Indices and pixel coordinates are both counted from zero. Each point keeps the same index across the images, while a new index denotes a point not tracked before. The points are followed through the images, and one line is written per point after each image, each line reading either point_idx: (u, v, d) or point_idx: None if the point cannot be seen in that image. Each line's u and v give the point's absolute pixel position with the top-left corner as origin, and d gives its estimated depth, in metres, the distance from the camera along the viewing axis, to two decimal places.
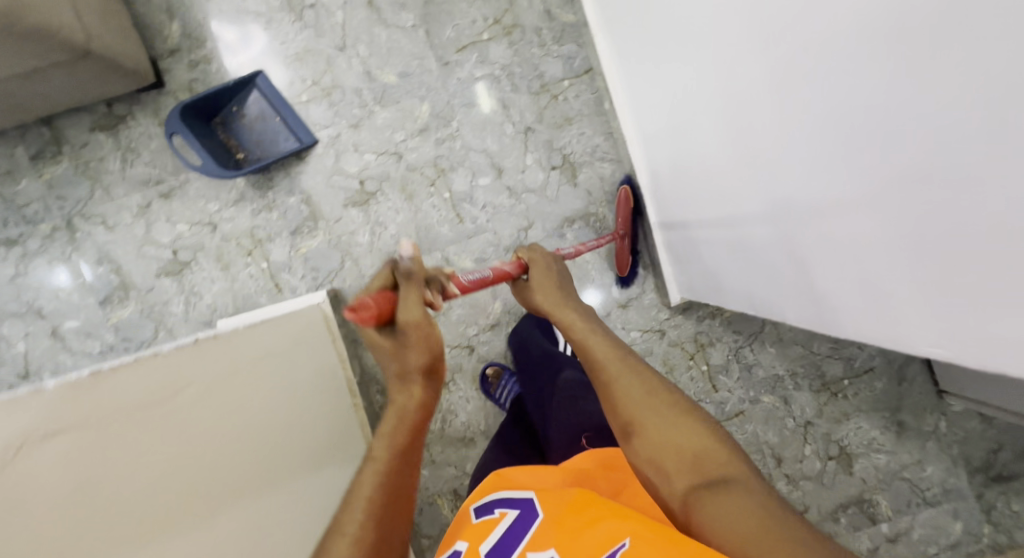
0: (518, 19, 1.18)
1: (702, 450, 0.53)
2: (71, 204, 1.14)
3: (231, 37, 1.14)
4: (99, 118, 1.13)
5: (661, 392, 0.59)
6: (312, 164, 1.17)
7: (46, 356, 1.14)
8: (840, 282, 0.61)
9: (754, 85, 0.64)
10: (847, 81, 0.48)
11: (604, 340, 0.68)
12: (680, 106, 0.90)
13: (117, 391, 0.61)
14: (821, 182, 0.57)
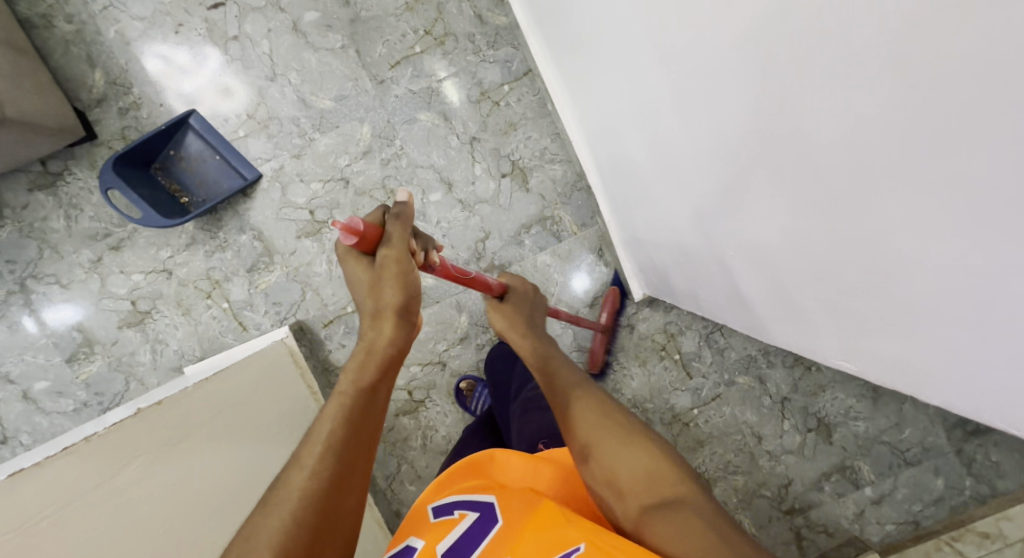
0: (449, 27, 1.15)
1: (655, 473, 0.52)
2: (22, 267, 1.13)
3: (185, 59, 1.11)
4: (34, 177, 1.11)
5: (615, 416, 0.59)
6: (258, 199, 1.16)
7: (22, 419, 1.14)
8: (779, 276, 0.62)
9: (666, 90, 0.64)
10: (747, 90, 0.47)
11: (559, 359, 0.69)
12: (607, 107, 0.89)
13: (42, 489, 0.55)
14: (737, 182, 0.58)
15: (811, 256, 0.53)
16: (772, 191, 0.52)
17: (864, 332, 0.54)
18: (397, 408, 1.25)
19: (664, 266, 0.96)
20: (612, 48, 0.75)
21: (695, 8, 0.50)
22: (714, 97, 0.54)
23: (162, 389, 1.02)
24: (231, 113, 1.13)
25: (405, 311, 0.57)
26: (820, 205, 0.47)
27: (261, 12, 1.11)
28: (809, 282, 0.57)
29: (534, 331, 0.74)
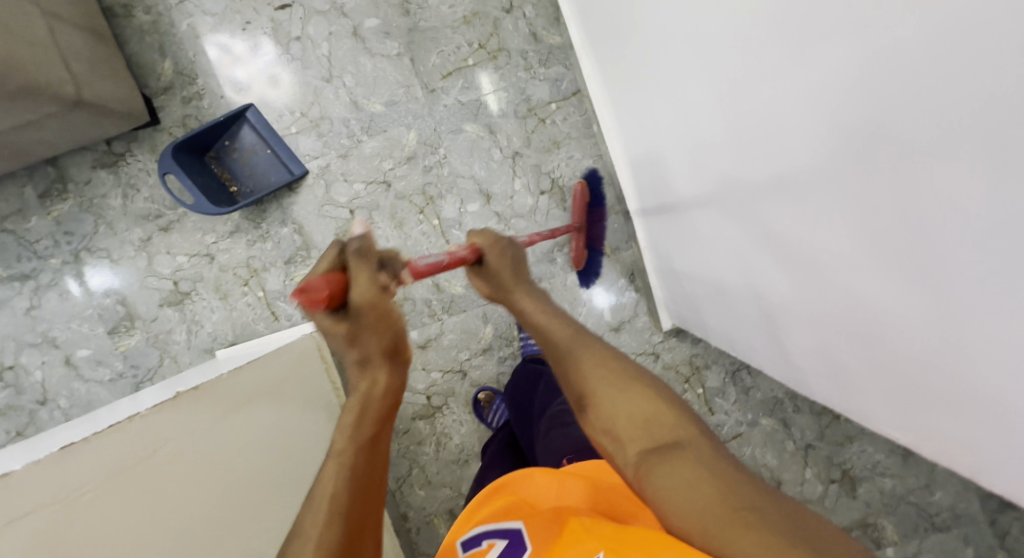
0: (503, 43, 1.16)
1: (654, 417, 0.51)
2: (78, 239, 1.19)
3: (241, 50, 1.16)
4: (99, 156, 1.17)
5: (613, 364, 0.57)
6: (303, 195, 1.19)
7: (62, 383, 1.20)
8: (825, 332, 0.61)
9: (723, 133, 0.63)
10: (813, 148, 0.47)
11: (551, 313, 0.66)
12: (657, 140, 0.89)
13: (85, 466, 0.57)
14: (788, 231, 0.57)
15: (861, 316, 0.52)
16: (828, 250, 0.52)
17: (913, 400, 0.53)
18: (414, 411, 1.26)
19: (700, 301, 0.95)
20: (670, 85, 0.75)
21: (767, 61, 0.49)
22: (775, 149, 0.53)
23: (194, 370, 1.06)
24: (281, 105, 1.17)
25: (396, 352, 0.53)
26: (877, 273, 0.46)
27: (325, 16, 1.15)
28: (855, 340, 0.56)
29: (520, 281, 0.70)
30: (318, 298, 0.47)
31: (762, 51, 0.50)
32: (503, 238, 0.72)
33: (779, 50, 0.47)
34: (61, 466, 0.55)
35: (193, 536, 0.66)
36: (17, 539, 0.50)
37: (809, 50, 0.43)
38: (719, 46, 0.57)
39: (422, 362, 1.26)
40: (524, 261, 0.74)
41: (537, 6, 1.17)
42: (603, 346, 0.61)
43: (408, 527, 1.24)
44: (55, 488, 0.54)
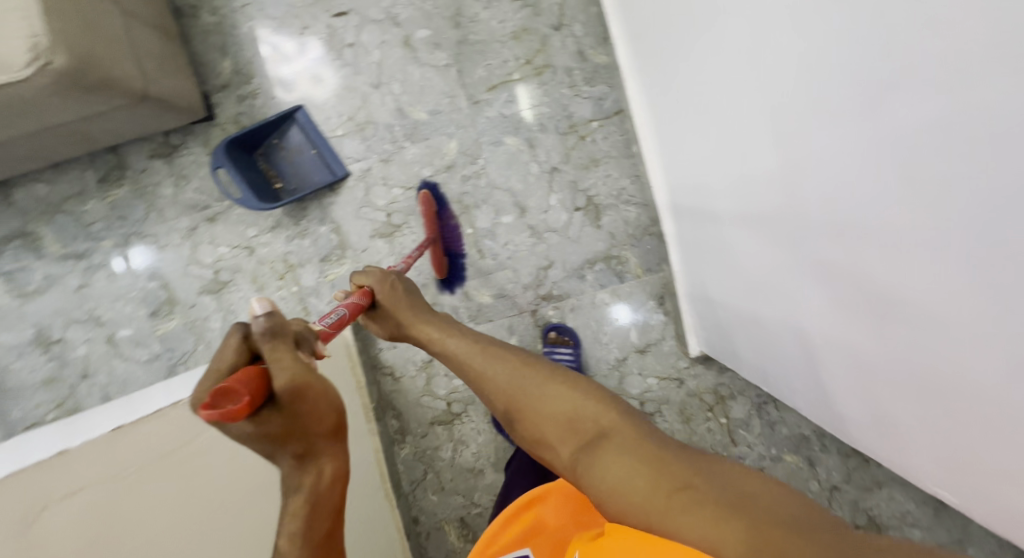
0: (550, 59, 1.18)
1: (576, 413, 0.54)
2: (130, 224, 1.24)
3: (288, 48, 1.20)
4: (156, 146, 1.23)
5: (530, 367, 0.61)
6: (343, 196, 1.22)
7: (102, 360, 1.25)
8: (872, 377, 0.60)
9: (780, 168, 0.64)
10: (880, 191, 0.47)
11: (457, 339, 0.67)
12: (703, 169, 0.89)
13: (132, 445, 0.60)
14: (842, 272, 0.57)
15: (916, 365, 0.51)
16: (884, 294, 0.51)
17: (963, 455, 0.51)
18: (433, 416, 1.27)
19: (733, 331, 0.94)
20: (724, 117, 0.75)
21: (835, 103, 0.50)
22: (836, 189, 0.54)
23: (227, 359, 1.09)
24: (319, 99, 1.20)
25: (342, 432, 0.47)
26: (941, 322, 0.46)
27: (379, 25, 1.19)
28: (903, 388, 0.55)
29: (417, 312, 0.73)
30: (243, 408, 0.38)
31: (831, 92, 0.50)
32: (389, 278, 0.75)
33: (849, 93, 0.48)
34: (105, 451, 0.58)
35: (230, 522, 0.67)
36: (56, 521, 0.51)
37: (881, 98, 0.44)
38: (783, 84, 0.58)
39: (444, 368, 1.27)
40: (417, 292, 0.77)
41: (586, 25, 1.18)
42: (516, 353, 0.64)
43: (418, 532, 1.25)
44: (97, 474, 0.56)
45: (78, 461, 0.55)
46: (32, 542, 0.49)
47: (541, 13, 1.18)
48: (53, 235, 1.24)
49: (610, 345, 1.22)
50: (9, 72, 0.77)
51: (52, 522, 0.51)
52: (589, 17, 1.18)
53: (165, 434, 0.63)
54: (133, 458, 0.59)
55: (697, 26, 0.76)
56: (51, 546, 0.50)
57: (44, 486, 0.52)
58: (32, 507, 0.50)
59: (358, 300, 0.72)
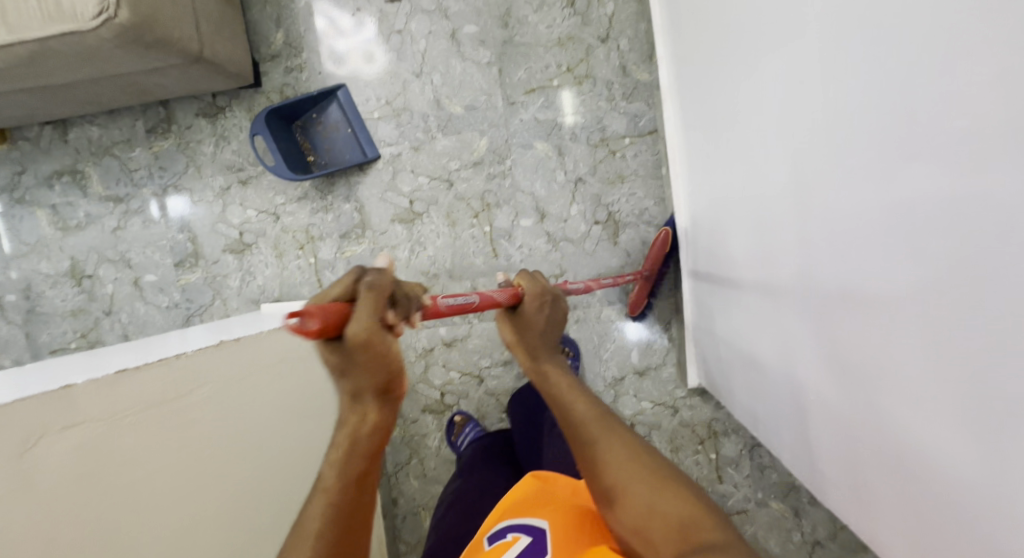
0: (592, 70, 1.17)
1: (689, 517, 0.48)
2: (169, 175, 1.30)
3: (345, 24, 1.22)
4: (204, 106, 1.28)
5: (640, 450, 0.55)
6: (371, 176, 1.25)
7: (128, 300, 1.33)
8: (851, 445, 0.60)
9: (796, 220, 0.63)
10: (889, 261, 0.47)
11: (583, 396, 0.60)
12: (724, 206, 0.88)
13: (137, 388, 0.63)
14: (843, 337, 0.57)
15: (896, 441, 0.51)
16: (879, 367, 0.51)
17: (920, 525, 0.51)
18: (426, 404, 1.29)
19: (733, 369, 0.93)
20: (752, 157, 0.75)
21: (859, 166, 0.49)
22: (847, 251, 0.53)
23: (235, 320, 1.14)
24: (367, 76, 1.23)
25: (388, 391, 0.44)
26: (932, 404, 0.45)
27: (428, 15, 1.20)
28: (876, 449, 0.55)
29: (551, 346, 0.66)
30: (312, 332, 0.36)
31: (855, 151, 0.50)
32: (551, 296, 0.66)
33: (869, 158, 0.47)
34: (114, 389, 0.60)
35: (202, 473, 0.70)
36: (55, 451, 0.53)
37: (898, 168, 0.44)
38: (811, 137, 0.57)
39: (443, 359, 1.29)
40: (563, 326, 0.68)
41: (633, 40, 1.16)
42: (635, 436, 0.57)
43: (395, 512, 1.28)
44: (101, 410, 0.58)
45: (89, 394, 0.58)
46: (32, 465, 0.51)
47: (590, 22, 1.17)
48: (99, 177, 1.32)
49: (609, 362, 1.22)
50: (78, 22, 0.83)
51: (52, 451, 0.53)
52: (637, 32, 1.16)
53: (164, 382, 0.66)
54: (134, 401, 0.62)
55: (737, 62, 0.75)
56: (46, 472, 0.52)
57: (54, 411, 0.54)
58: (33, 434, 0.52)
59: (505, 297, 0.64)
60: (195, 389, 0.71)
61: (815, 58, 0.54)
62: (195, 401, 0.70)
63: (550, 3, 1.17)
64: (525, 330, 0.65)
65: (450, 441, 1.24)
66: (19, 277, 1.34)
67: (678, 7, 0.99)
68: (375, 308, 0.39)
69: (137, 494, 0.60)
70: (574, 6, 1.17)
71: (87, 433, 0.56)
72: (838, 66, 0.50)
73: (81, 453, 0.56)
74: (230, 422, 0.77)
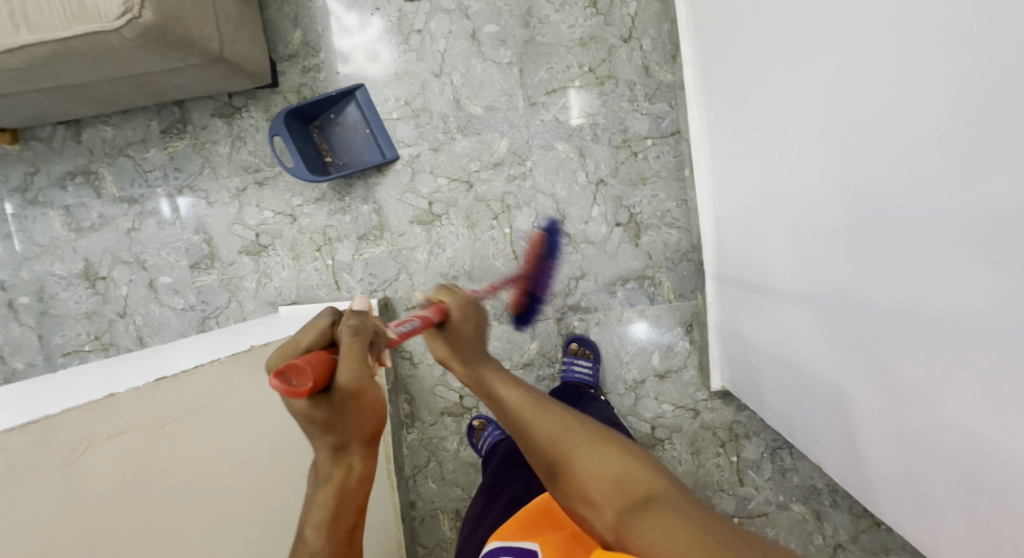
0: (614, 71, 1.16)
1: (631, 481, 0.52)
2: (185, 176, 1.29)
3: (349, 22, 1.21)
4: (219, 106, 1.26)
5: (583, 429, 0.59)
6: (389, 178, 1.24)
7: (142, 301, 1.32)
8: (919, 462, 0.56)
9: (844, 226, 0.61)
10: (962, 274, 0.44)
11: (518, 388, 0.64)
12: (756, 208, 0.87)
13: (171, 397, 0.61)
14: (895, 344, 0.56)
15: (972, 461, 0.48)
16: (935, 376, 0.50)
17: (983, 534, 0.50)
18: (444, 407, 1.28)
19: (764, 374, 0.92)
20: (790, 160, 0.72)
21: (912, 174, 0.48)
22: (908, 261, 0.51)
23: (255, 323, 1.13)
24: (370, 72, 1.22)
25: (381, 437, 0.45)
26: (1008, 425, 0.43)
27: (448, 15, 1.18)
28: (931, 457, 0.54)
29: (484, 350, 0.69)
30: (308, 390, 0.37)
31: (906, 159, 0.48)
32: (474, 306, 0.70)
33: (934, 166, 0.45)
34: (154, 396, 0.59)
35: (237, 481, 0.69)
36: (100, 462, 0.52)
37: (963, 181, 0.42)
38: (857, 141, 0.56)
39: None
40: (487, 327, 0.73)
41: (656, 40, 1.15)
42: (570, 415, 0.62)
43: (413, 516, 1.28)
44: (143, 418, 0.57)
45: (131, 403, 0.57)
46: (77, 479, 0.50)
47: (613, 22, 1.15)
48: (113, 177, 1.30)
49: (630, 364, 1.21)
50: (101, 22, 0.82)
51: (98, 462, 0.52)
52: (660, 32, 1.15)
53: (200, 389, 0.65)
54: (173, 408, 0.61)
55: (773, 64, 0.73)
56: (91, 486, 0.51)
57: (98, 420, 0.53)
58: (79, 444, 0.51)
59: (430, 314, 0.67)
60: (229, 395, 0.70)
61: (864, 62, 0.52)
62: (230, 409, 0.69)
63: (572, 2, 1.16)
64: (454, 337, 0.68)
65: (472, 444, 1.24)
66: (32, 278, 1.33)
67: (704, 7, 0.97)
68: (362, 356, 0.42)
69: (180, 503, 0.60)
70: (596, 6, 1.15)
71: (131, 442, 0.56)
72: (890, 71, 0.48)
73: (126, 462, 0.55)
74: (264, 430, 0.75)
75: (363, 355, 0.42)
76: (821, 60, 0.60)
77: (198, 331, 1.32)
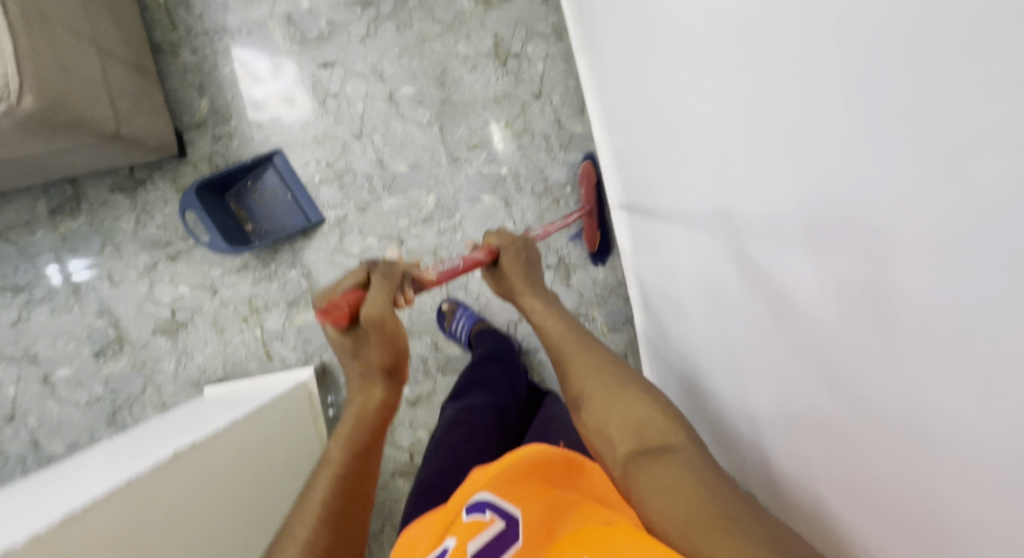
0: (529, 125, 1.22)
1: (644, 420, 0.54)
2: (82, 257, 1.18)
3: (261, 69, 1.19)
4: (119, 180, 1.18)
5: (619, 372, 0.61)
6: (316, 241, 1.21)
7: (35, 401, 1.18)
8: (791, 457, 0.53)
9: (710, 215, 0.61)
10: (781, 241, 0.44)
11: (565, 326, 0.71)
12: (659, 228, 0.89)
13: (83, 534, 0.56)
14: (752, 328, 0.56)
15: (819, 436, 0.46)
16: (779, 353, 0.50)
17: (838, 520, 0.47)
18: (395, 467, 1.24)
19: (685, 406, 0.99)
20: (671, 165, 0.74)
21: (739, 159, 0.49)
22: (751, 239, 0.50)
23: (180, 412, 1.05)
24: (294, 123, 1.20)
25: (391, 372, 0.68)
26: (823, 388, 0.43)
27: (363, 78, 1.20)
28: (792, 445, 0.52)
29: (531, 287, 0.78)
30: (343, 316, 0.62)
31: (734, 144, 0.49)
32: (520, 244, 0.80)
33: (768, 152, 0.43)
34: (65, 538, 0.54)
35: None
36: None
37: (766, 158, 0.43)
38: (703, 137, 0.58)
39: (409, 419, 1.24)
40: (539, 267, 0.82)
41: (564, 96, 1.22)
42: (610, 358, 0.64)
43: None
44: None
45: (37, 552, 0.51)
46: None
47: (523, 81, 1.21)
48: None
49: None
50: None
51: None
52: (568, 88, 1.22)
53: (116, 518, 0.60)
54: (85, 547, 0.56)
55: (645, 77, 0.76)
56: None
57: None
58: None
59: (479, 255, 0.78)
60: (149, 514, 0.65)
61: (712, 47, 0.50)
62: (150, 529, 0.65)
63: (483, 63, 1.21)
64: (506, 277, 0.79)
65: None
66: None
67: (592, 37, 1.02)
68: (376, 299, 0.62)
69: None
70: (506, 66, 1.21)
71: None
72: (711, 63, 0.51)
73: None
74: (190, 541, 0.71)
75: (375, 299, 0.62)
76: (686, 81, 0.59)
77: (107, 425, 1.20)
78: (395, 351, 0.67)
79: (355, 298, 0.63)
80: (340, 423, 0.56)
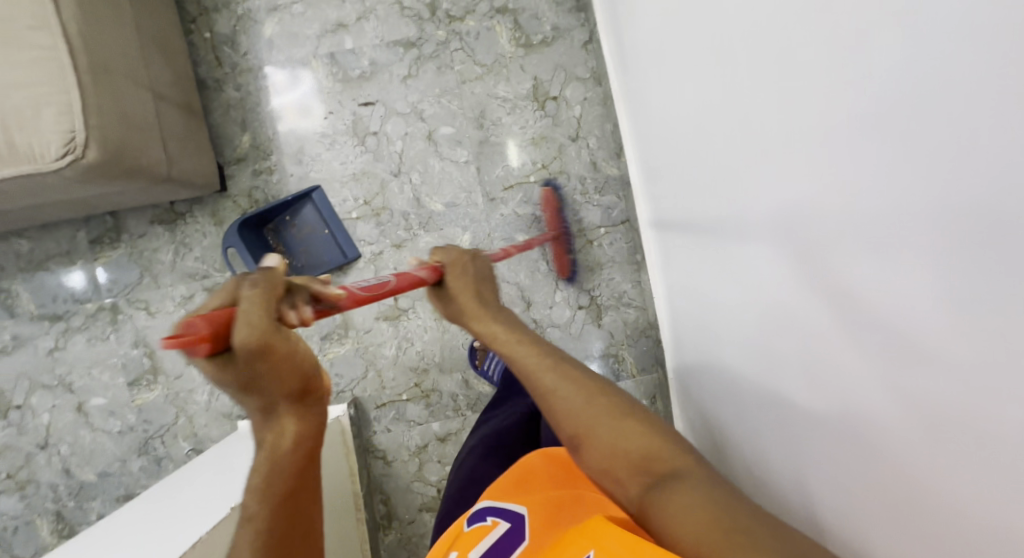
0: (565, 167, 1.23)
1: (648, 448, 0.51)
2: (120, 288, 1.19)
3: (280, 80, 1.21)
4: (160, 213, 1.19)
5: (603, 394, 0.57)
6: (352, 276, 1.22)
7: (68, 429, 1.19)
8: (842, 513, 0.51)
9: (763, 285, 0.62)
10: (849, 329, 0.44)
11: (531, 344, 0.64)
12: (699, 286, 0.89)
13: None
14: (799, 404, 0.56)
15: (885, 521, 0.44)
16: (833, 432, 0.50)
17: None
18: (422, 503, 1.25)
19: None
20: (713, 228, 0.75)
21: (799, 235, 0.50)
22: (812, 318, 0.51)
23: (213, 452, 1.06)
24: (334, 160, 1.21)
25: (301, 392, 0.53)
26: (892, 470, 0.41)
27: (403, 117, 1.21)
28: (847, 528, 0.51)
29: (486, 305, 0.69)
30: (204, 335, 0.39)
31: (793, 218, 0.50)
32: (469, 261, 0.72)
33: (833, 228, 0.43)
34: None
35: None
36: None
37: (833, 237, 0.44)
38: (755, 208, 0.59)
39: (438, 455, 1.25)
40: (494, 282, 0.74)
41: (601, 139, 1.23)
42: (590, 379, 0.60)
43: None
44: None
45: None
46: None
47: (561, 123, 1.23)
48: (32, 294, 1.18)
49: None
50: (38, 163, 0.75)
51: None
52: (604, 131, 1.23)
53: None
54: None
55: (687, 141, 0.79)
56: None
57: None
58: None
59: (426, 273, 0.69)
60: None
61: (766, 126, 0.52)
62: None
63: (522, 105, 1.22)
64: (452, 298, 0.70)
65: None
66: None
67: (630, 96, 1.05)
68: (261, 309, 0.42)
69: None
70: (545, 108, 1.22)
71: None
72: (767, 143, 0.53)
73: None
74: None
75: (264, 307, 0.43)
76: (734, 154, 0.62)
77: (138, 455, 1.20)
78: (297, 366, 0.49)
79: (224, 313, 0.41)
80: (261, 462, 0.53)
